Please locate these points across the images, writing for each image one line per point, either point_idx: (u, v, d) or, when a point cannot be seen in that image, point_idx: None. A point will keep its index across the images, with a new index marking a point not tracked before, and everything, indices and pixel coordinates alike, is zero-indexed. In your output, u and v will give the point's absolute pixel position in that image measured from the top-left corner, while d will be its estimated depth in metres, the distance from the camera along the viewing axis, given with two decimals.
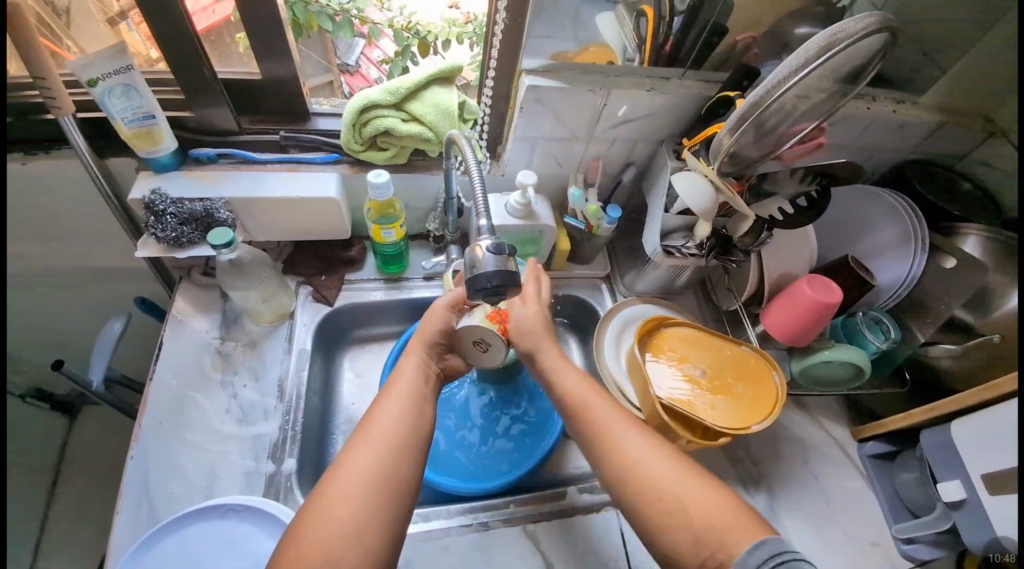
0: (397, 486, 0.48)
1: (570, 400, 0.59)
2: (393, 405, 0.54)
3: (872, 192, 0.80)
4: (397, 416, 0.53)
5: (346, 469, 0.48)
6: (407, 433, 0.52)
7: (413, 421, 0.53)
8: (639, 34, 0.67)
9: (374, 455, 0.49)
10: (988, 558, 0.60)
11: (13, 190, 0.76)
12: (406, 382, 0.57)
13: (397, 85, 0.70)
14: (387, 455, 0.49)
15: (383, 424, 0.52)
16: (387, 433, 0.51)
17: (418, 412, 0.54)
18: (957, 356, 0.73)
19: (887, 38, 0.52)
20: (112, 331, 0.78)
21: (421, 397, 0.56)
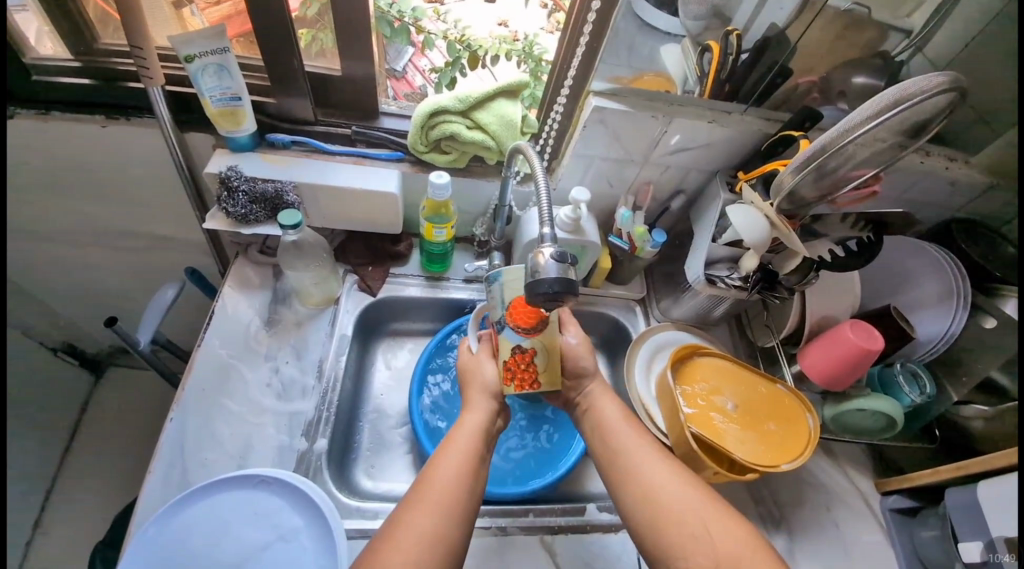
0: (449, 548, 0.49)
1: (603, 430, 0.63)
2: (447, 463, 0.55)
3: (916, 245, 0.80)
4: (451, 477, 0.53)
5: (402, 530, 0.49)
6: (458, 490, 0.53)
7: (468, 484, 0.54)
8: (702, 68, 0.69)
9: (433, 515, 0.50)
10: (989, 560, 0.62)
11: (92, 152, 0.80)
12: (463, 440, 0.58)
13: (467, 94, 0.73)
14: (442, 513, 0.51)
15: (440, 485, 0.52)
16: (443, 494, 0.52)
17: (472, 475, 0.55)
18: (989, 418, 0.73)
19: (955, 97, 0.53)
20: (164, 297, 0.80)
21: (477, 459, 0.57)
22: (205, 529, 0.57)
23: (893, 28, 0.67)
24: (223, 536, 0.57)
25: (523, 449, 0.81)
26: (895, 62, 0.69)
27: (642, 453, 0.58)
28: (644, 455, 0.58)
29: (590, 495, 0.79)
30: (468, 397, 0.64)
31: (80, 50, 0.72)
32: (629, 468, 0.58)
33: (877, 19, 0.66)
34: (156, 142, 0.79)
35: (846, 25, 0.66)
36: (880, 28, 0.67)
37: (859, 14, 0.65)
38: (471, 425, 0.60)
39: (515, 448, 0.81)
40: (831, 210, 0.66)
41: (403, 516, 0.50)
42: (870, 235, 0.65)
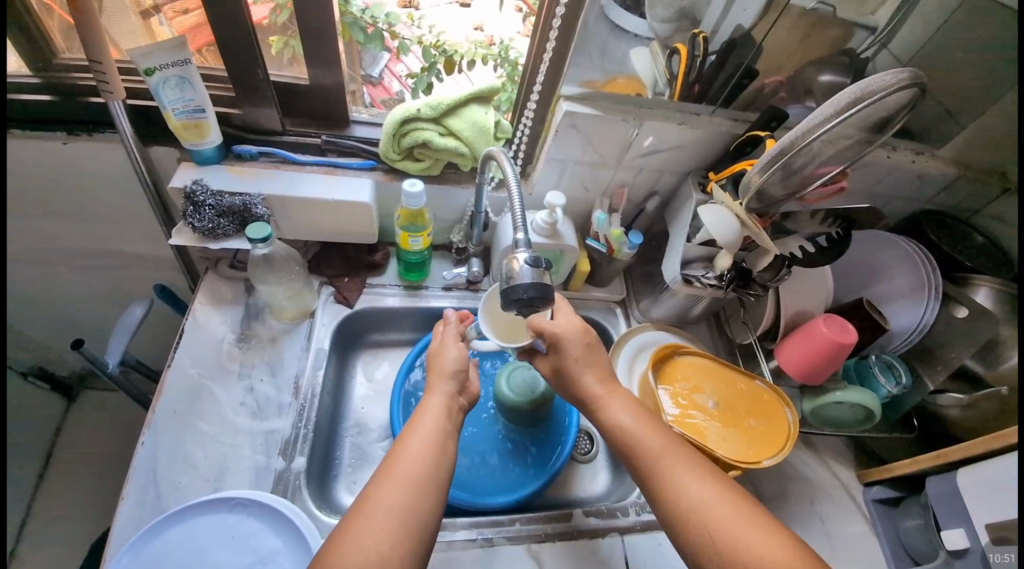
0: (425, 518, 0.48)
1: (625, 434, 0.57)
2: (413, 444, 0.53)
3: (888, 238, 0.82)
4: (420, 455, 0.52)
5: (376, 509, 0.47)
6: (427, 465, 0.51)
7: (437, 457, 0.52)
8: (671, 71, 0.70)
9: (403, 488, 0.49)
10: (971, 548, 0.63)
11: (52, 169, 0.77)
12: (430, 418, 0.56)
13: (438, 100, 0.73)
14: (415, 491, 0.49)
15: (407, 458, 0.51)
16: (411, 467, 0.51)
17: (441, 449, 0.53)
18: (964, 406, 0.74)
19: (916, 93, 0.55)
20: (133, 316, 0.78)
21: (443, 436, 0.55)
22: (180, 556, 0.55)
23: (859, 26, 0.68)
24: (198, 564, 0.55)
25: (500, 456, 0.81)
26: (861, 59, 0.70)
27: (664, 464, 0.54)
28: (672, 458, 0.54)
29: (577, 500, 0.79)
30: (428, 380, 0.62)
31: (39, 66, 0.71)
32: (649, 476, 0.54)
33: (842, 17, 0.67)
34: (119, 158, 0.77)
35: (810, 25, 0.67)
36: (845, 26, 0.68)
37: (825, 13, 0.66)
38: (434, 401, 0.59)
39: (489, 456, 0.81)
40: (801, 206, 0.67)
41: (372, 493, 0.49)
42: (839, 231, 0.66)
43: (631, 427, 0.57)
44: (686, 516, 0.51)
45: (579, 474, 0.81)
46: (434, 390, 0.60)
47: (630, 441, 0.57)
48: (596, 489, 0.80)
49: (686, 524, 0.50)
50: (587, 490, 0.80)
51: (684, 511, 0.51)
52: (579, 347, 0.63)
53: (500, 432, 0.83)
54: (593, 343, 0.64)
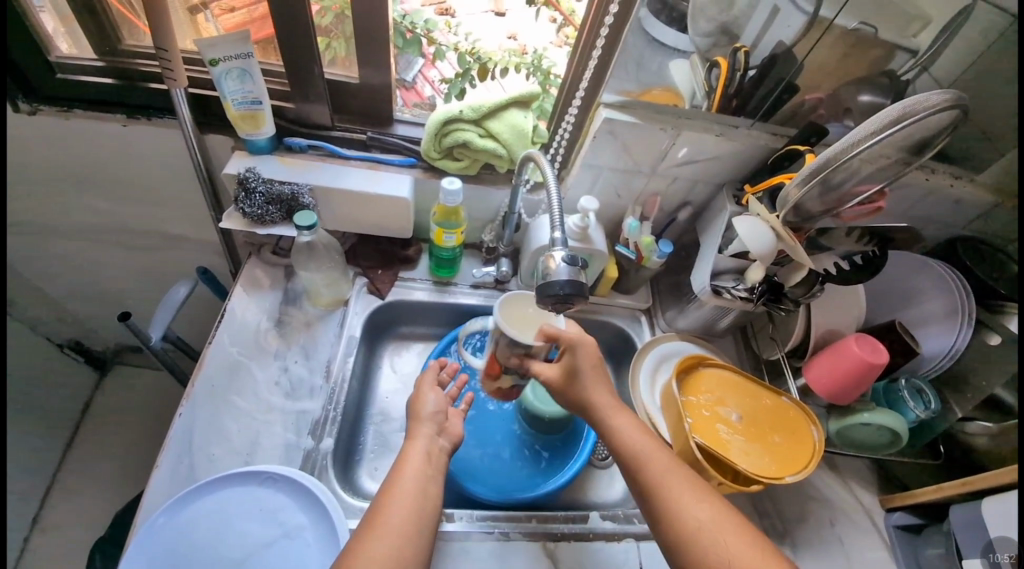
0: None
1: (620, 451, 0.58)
2: (397, 495, 0.53)
3: (922, 262, 0.81)
4: (406, 504, 0.52)
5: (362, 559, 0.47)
6: (413, 516, 0.51)
7: (421, 504, 0.53)
8: (710, 83, 0.71)
9: (390, 542, 0.49)
10: None
11: (112, 151, 0.82)
12: (412, 466, 0.56)
13: (480, 103, 0.75)
14: (403, 542, 0.49)
15: (393, 511, 0.51)
16: (401, 518, 0.51)
17: (424, 499, 0.53)
18: (995, 435, 0.73)
19: (958, 115, 0.54)
20: (177, 295, 0.82)
21: (426, 484, 0.55)
22: (211, 523, 0.57)
23: (900, 48, 0.67)
24: (227, 533, 0.57)
25: (512, 451, 0.82)
26: (901, 81, 0.70)
27: (670, 484, 0.54)
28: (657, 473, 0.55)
29: (592, 504, 0.79)
30: (410, 427, 0.62)
31: (105, 50, 0.75)
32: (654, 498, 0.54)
33: (883, 39, 0.67)
34: (174, 143, 0.81)
35: (850, 44, 0.67)
36: (887, 48, 0.68)
37: (866, 34, 0.66)
38: (420, 447, 0.59)
39: (500, 451, 0.82)
40: (836, 224, 0.67)
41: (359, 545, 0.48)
42: (875, 249, 0.66)
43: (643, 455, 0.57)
44: (695, 542, 0.50)
45: (595, 478, 0.81)
46: (414, 436, 0.60)
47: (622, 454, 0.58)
48: (612, 494, 0.80)
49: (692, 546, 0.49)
50: (602, 496, 0.80)
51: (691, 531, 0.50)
52: (592, 374, 0.64)
53: (516, 431, 0.84)
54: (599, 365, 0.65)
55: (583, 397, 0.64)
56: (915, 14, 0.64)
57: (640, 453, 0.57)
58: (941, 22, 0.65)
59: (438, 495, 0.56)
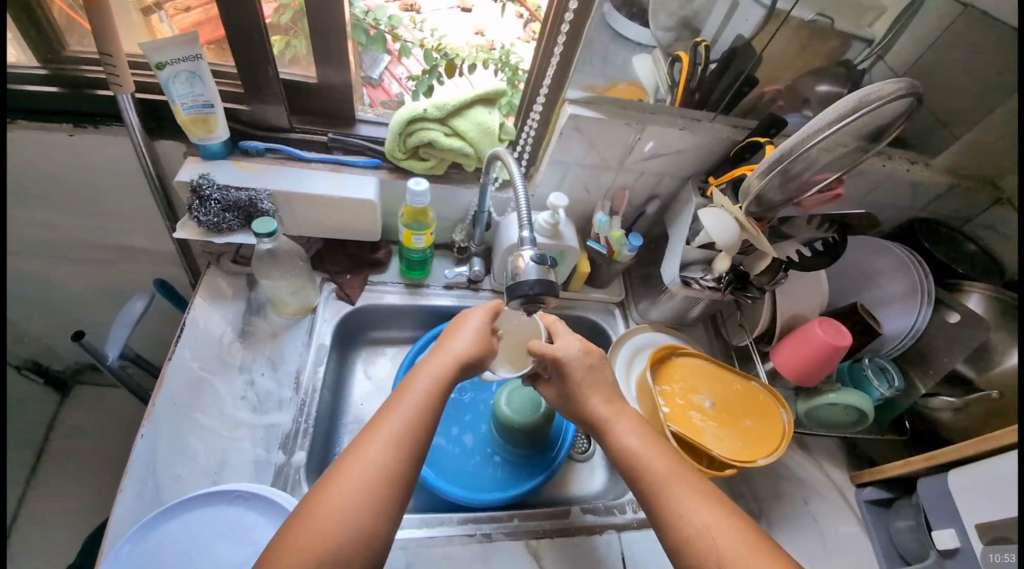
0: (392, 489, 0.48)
1: (625, 458, 0.57)
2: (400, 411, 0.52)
3: (881, 245, 0.84)
4: (409, 414, 0.52)
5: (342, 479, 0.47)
6: (415, 429, 0.51)
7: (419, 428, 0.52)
8: (672, 77, 0.71)
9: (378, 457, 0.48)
10: (963, 549, 0.65)
11: (57, 162, 0.77)
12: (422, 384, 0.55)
13: (444, 101, 0.74)
14: (400, 444, 0.50)
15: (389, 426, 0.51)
16: (399, 428, 0.51)
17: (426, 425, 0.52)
18: (957, 409, 0.76)
19: (909, 104, 0.56)
20: (134, 309, 0.78)
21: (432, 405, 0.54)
22: (180, 547, 0.55)
23: (856, 38, 0.70)
24: (198, 555, 0.55)
25: (475, 435, 0.83)
26: (857, 71, 0.72)
27: (665, 487, 0.53)
28: (660, 476, 0.54)
29: (573, 498, 0.79)
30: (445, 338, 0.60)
31: (47, 57, 0.70)
32: (655, 502, 0.53)
33: (838, 29, 0.68)
34: (124, 151, 0.77)
35: (808, 36, 0.69)
36: (841, 38, 0.69)
37: (823, 25, 0.68)
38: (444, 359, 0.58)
39: (463, 435, 0.83)
40: (797, 213, 0.69)
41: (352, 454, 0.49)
42: (835, 235, 0.68)
43: (645, 460, 0.56)
44: (690, 546, 0.49)
45: (576, 472, 0.82)
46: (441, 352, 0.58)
47: (624, 460, 0.57)
48: (592, 487, 0.81)
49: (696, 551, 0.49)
50: (583, 489, 0.80)
51: (697, 537, 0.49)
52: (580, 367, 0.62)
53: (489, 430, 0.84)
54: (597, 362, 0.64)
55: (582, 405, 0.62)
56: (868, 4, 0.66)
57: (650, 459, 0.56)
58: (894, 11, 0.67)
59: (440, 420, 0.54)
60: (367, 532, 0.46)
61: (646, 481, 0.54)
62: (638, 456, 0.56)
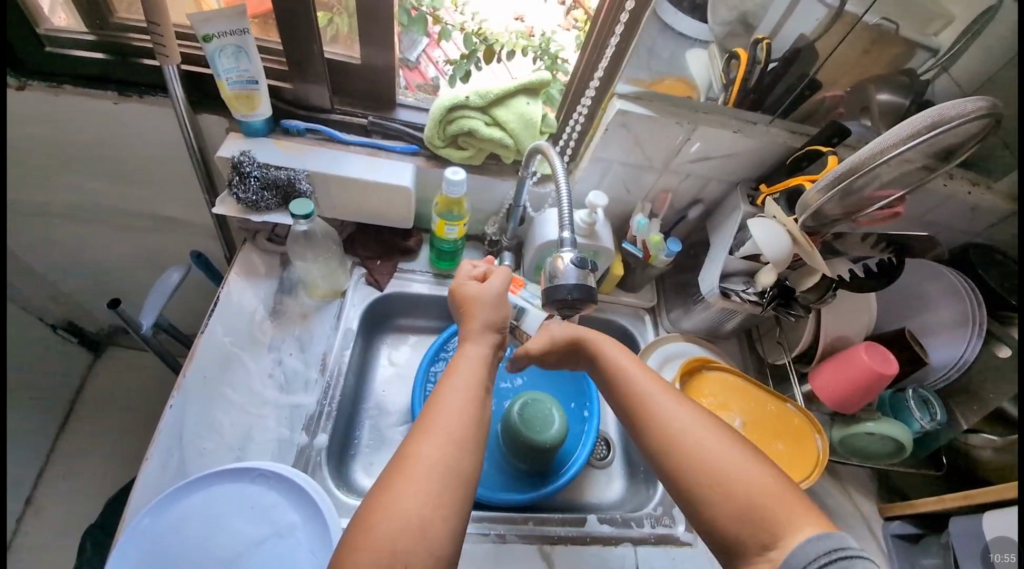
0: (461, 482, 0.44)
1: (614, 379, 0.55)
2: (453, 395, 0.48)
3: (933, 269, 0.78)
4: (462, 403, 0.48)
5: (411, 468, 0.43)
6: (465, 422, 0.47)
7: (475, 417, 0.48)
8: (728, 76, 0.67)
9: (440, 448, 0.44)
10: None
11: (102, 129, 0.78)
12: (470, 368, 0.52)
13: (487, 89, 0.72)
14: (459, 428, 0.46)
15: (447, 414, 0.47)
16: (452, 423, 0.46)
17: (480, 411, 0.49)
18: (999, 448, 0.72)
19: (988, 124, 0.52)
20: (170, 280, 0.79)
21: (482, 394, 0.50)
22: (202, 520, 0.56)
23: (920, 46, 0.64)
24: (217, 528, 0.56)
25: (487, 416, 0.84)
26: (921, 80, 0.67)
27: (653, 395, 0.52)
28: (652, 390, 0.53)
29: (590, 505, 0.78)
30: (467, 326, 0.57)
31: (96, 24, 0.71)
32: (647, 418, 0.51)
33: (903, 36, 0.63)
34: (167, 123, 0.77)
35: (871, 41, 0.63)
36: (907, 46, 0.64)
37: (885, 30, 0.63)
38: (472, 352, 0.54)
39: None
40: (853, 230, 0.64)
41: (408, 453, 0.44)
42: (892, 257, 0.64)
43: (640, 385, 0.53)
44: (677, 454, 0.48)
45: (594, 478, 0.80)
46: (470, 338, 0.56)
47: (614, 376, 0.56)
48: (610, 495, 0.79)
49: (681, 458, 0.47)
50: (602, 498, 0.79)
51: (676, 444, 0.48)
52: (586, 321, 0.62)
53: (494, 424, 0.83)
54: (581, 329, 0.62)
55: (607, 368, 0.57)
56: (936, 12, 0.61)
57: (695, 435, 0.48)
58: (966, 20, 0.62)
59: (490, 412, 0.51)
60: (442, 533, 0.41)
61: (635, 398, 0.53)
62: (657, 406, 0.51)
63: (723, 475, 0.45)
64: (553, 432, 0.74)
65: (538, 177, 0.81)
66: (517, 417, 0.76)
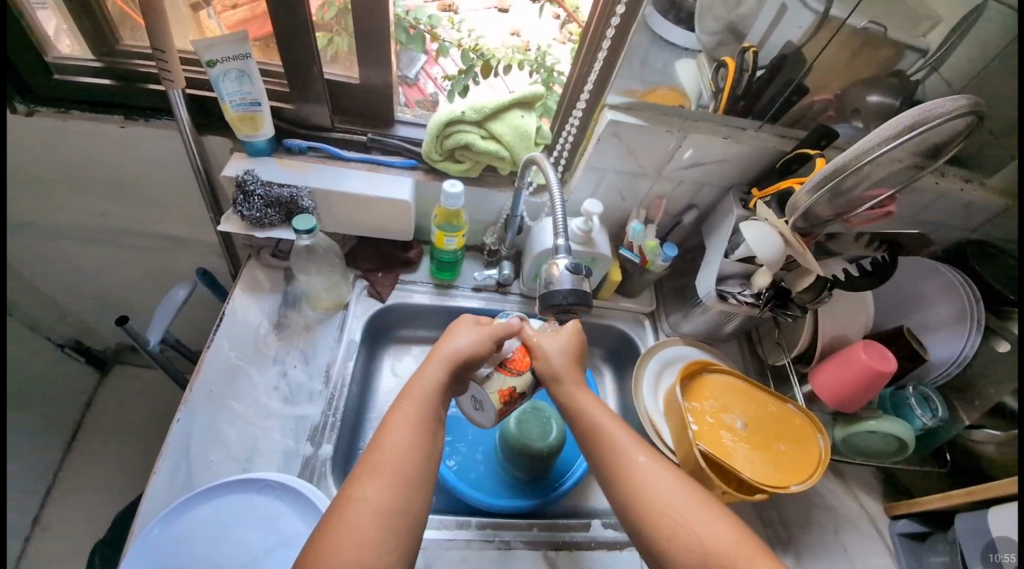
0: (403, 517, 0.47)
1: (584, 424, 0.57)
2: (399, 432, 0.51)
3: (929, 267, 0.79)
4: (409, 439, 0.50)
5: (350, 512, 0.46)
6: (409, 461, 0.49)
7: (421, 453, 0.50)
8: (717, 84, 0.69)
9: (383, 488, 0.47)
10: None
11: (109, 152, 0.81)
12: (424, 401, 0.53)
13: (482, 104, 0.74)
14: (404, 467, 0.49)
15: (390, 453, 0.49)
16: (394, 462, 0.49)
17: (427, 445, 0.51)
18: (1002, 443, 0.71)
19: (972, 121, 0.53)
20: (176, 297, 0.81)
21: (432, 426, 0.53)
22: (209, 531, 0.57)
23: (909, 48, 0.65)
24: (225, 540, 0.57)
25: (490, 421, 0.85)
26: (911, 81, 0.68)
27: (623, 447, 0.54)
28: (626, 444, 0.54)
29: (595, 510, 0.78)
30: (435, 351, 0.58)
31: (101, 51, 0.74)
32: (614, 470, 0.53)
33: (892, 39, 0.64)
34: (172, 144, 0.80)
35: (858, 45, 0.65)
36: (896, 47, 0.65)
37: (876, 33, 0.64)
38: (430, 379, 0.55)
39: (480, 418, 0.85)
40: (846, 229, 0.66)
41: (352, 492, 0.47)
42: (885, 255, 0.64)
43: (608, 432, 0.56)
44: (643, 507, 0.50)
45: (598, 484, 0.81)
46: (433, 363, 0.56)
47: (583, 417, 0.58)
48: None
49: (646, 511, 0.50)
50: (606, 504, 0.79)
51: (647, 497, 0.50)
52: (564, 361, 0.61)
53: (495, 428, 0.84)
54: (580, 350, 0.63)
55: (577, 413, 0.58)
56: (925, 13, 0.62)
57: (668, 495, 0.50)
58: (953, 21, 0.63)
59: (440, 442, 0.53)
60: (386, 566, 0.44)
61: (608, 449, 0.55)
62: (626, 460, 0.53)
63: (690, 531, 0.48)
64: (552, 444, 0.75)
65: (534, 188, 0.82)
66: (515, 431, 0.76)
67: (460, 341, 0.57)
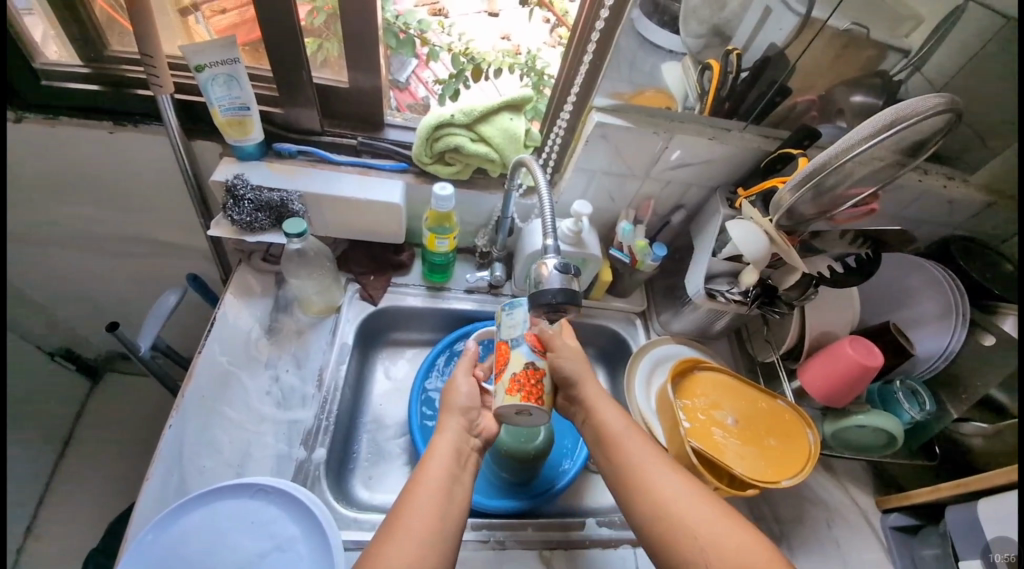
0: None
1: (605, 431, 0.61)
2: (421, 492, 0.53)
3: (915, 263, 0.81)
4: (432, 499, 0.53)
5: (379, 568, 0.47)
6: (435, 519, 0.51)
7: (442, 511, 0.52)
8: (702, 85, 0.70)
9: (412, 547, 0.49)
10: None
11: (98, 158, 0.80)
12: (439, 462, 0.56)
13: (471, 107, 0.75)
14: (426, 526, 0.50)
15: (415, 514, 0.51)
16: (420, 522, 0.50)
17: (448, 503, 0.53)
18: (990, 436, 0.73)
19: (950, 118, 0.54)
20: (167, 303, 0.80)
21: (451, 485, 0.55)
22: (204, 535, 0.57)
23: (891, 48, 0.66)
24: (221, 547, 0.56)
25: None
26: (894, 81, 0.69)
27: (642, 458, 0.58)
28: (644, 458, 0.58)
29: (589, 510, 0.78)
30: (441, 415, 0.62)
31: (91, 56, 0.73)
32: (637, 490, 0.56)
33: (875, 39, 0.65)
34: (161, 149, 0.80)
35: (842, 45, 0.66)
36: (879, 48, 0.66)
37: (859, 34, 0.65)
38: (443, 443, 0.58)
39: None
40: (830, 227, 0.67)
41: (379, 549, 0.49)
42: (869, 251, 0.66)
43: (628, 441, 0.59)
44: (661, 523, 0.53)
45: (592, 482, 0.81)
46: (442, 429, 0.60)
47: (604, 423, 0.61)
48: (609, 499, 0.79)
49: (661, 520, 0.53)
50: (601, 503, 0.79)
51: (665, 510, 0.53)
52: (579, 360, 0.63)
53: None
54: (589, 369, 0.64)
55: (598, 422, 0.62)
56: (908, 13, 0.63)
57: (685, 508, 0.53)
58: (933, 23, 0.64)
59: (461, 500, 0.55)
60: None
61: (629, 465, 0.57)
62: (645, 476, 0.56)
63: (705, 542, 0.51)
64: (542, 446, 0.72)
65: (524, 190, 0.83)
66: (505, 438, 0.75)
67: (462, 396, 0.63)
